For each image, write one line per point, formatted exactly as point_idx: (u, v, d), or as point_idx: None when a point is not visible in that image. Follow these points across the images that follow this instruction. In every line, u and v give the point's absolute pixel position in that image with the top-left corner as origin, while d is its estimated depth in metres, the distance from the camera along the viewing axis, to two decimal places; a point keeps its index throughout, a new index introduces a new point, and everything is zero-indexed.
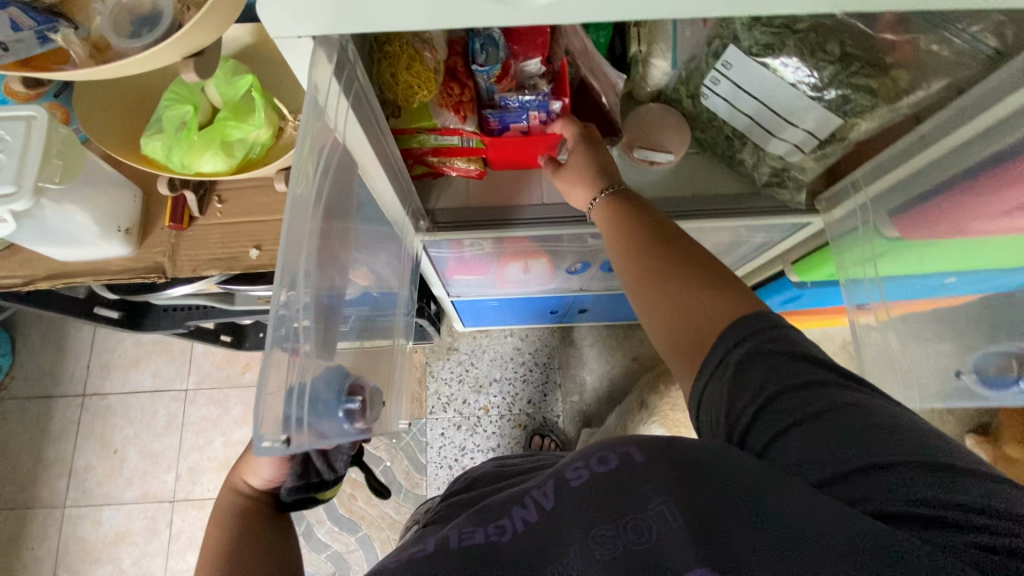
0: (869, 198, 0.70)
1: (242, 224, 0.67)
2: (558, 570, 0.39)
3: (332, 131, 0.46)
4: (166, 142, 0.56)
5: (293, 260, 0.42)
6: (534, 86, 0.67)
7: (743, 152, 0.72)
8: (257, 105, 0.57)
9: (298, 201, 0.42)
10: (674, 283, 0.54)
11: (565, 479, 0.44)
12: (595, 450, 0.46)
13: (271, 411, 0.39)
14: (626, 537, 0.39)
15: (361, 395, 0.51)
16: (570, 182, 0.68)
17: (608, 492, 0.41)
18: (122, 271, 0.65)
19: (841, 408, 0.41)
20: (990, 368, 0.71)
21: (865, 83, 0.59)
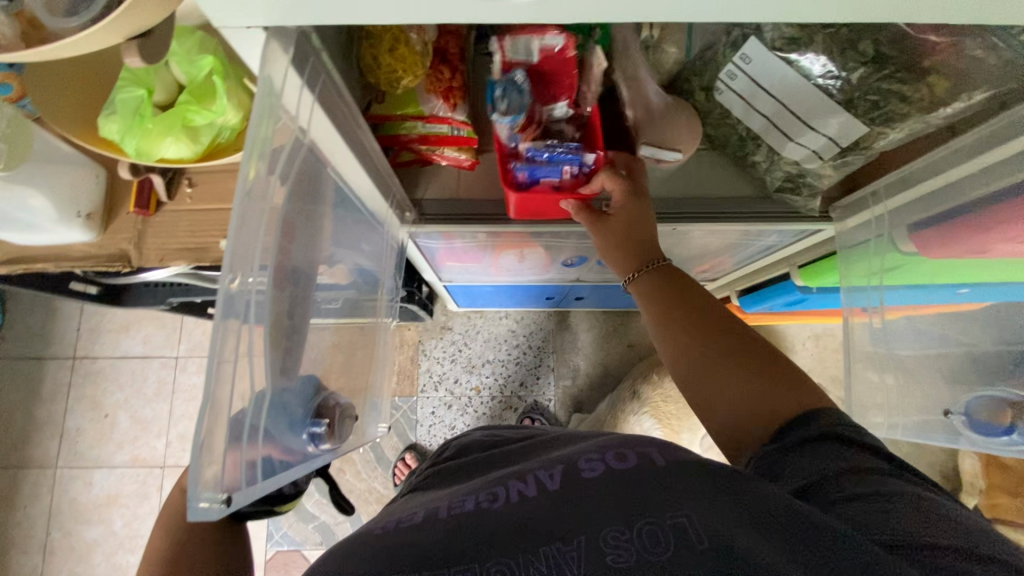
0: (887, 209, 0.66)
1: (212, 213, 0.63)
2: (556, 550, 0.39)
3: (292, 125, 0.42)
4: (121, 125, 0.51)
5: (250, 250, 0.38)
6: (559, 131, 0.63)
7: (757, 154, 0.65)
8: (219, 89, 0.51)
9: (255, 192, 0.38)
10: (722, 363, 0.53)
11: (578, 470, 0.46)
12: (613, 448, 0.48)
13: (219, 429, 0.35)
14: (640, 543, 0.38)
15: (328, 417, 0.52)
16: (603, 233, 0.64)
17: (619, 484, 0.43)
18: (85, 258, 0.61)
19: (901, 490, 0.40)
20: (982, 413, 0.65)
21: (897, 88, 0.54)
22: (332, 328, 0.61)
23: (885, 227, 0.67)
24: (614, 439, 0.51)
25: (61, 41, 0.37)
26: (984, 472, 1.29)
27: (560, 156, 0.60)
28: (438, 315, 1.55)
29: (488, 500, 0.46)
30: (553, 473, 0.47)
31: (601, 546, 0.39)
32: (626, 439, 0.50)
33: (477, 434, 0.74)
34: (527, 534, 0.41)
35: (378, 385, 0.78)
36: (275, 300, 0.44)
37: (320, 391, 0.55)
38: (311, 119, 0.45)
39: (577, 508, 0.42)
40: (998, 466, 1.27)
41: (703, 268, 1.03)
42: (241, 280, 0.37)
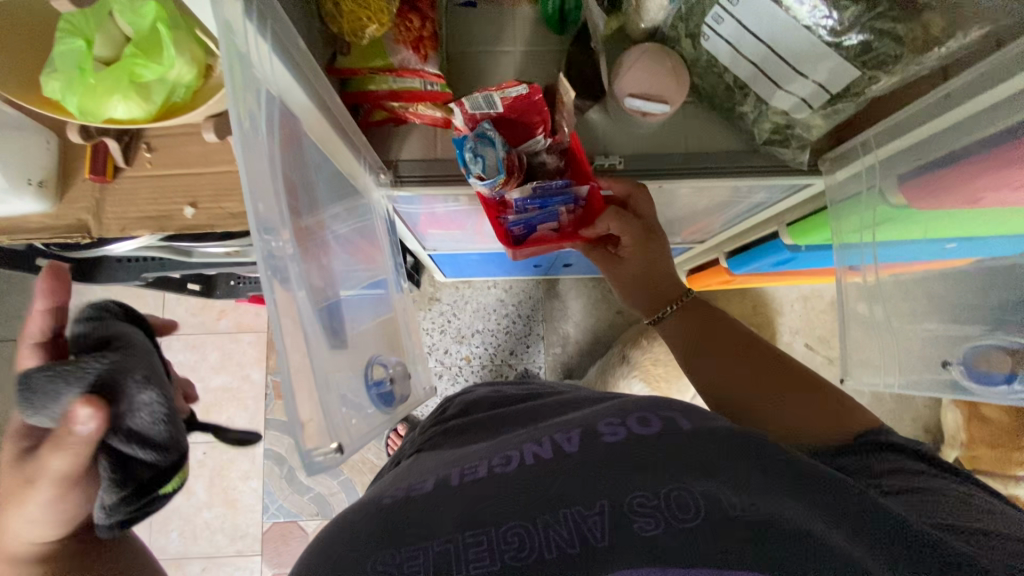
0: (879, 160, 0.63)
1: (175, 177, 0.59)
2: (571, 511, 0.41)
3: (265, 86, 0.40)
4: (63, 83, 0.48)
5: (270, 210, 0.40)
6: (542, 163, 0.72)
7: (744, 104, 0.63)
8: (165, 41, 0.48)
9: (249, 136, 0.38)
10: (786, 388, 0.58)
11: (601, 433, 0.48)
12: (636, 413, 0.49)
13: (288, 381, 0.40)
14: (670, 512, 0.39)
15: (386, 375, 0.61)
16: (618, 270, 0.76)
17: (640, 449, 0.44)
18: (42, 230, 0.58)
19: (949, 493, 0.43)
20: (983, 363, 0.65)
21: (892, 28, 0.51)
22: (363, 312, 0.63)
23: (875, 178, 0.65)
24: (637, 403, 0.52)
25: None
26: (966, 425, 1.33)
27: (554, 198, 0.70)
28: (426, 286, 1.53)
29: (502, 464, 0.47)
30: (573, 436, 0.48)
31: (628, 511, 0.40)
32: (648, 405, 0.51)
33: (472, 392, 0.75)
34: (551, 497, 0.42)
35: (412, 351, 0.75)
36: (303, 260, 0.47)
37: (378, 357, 0.62)
38: (280, 80, 0.43)
39: (601, 469, 0.44)
40: (979, 419, 1.30)
41: (692, 229, 1.01)
42: (264, 241, 0.39)
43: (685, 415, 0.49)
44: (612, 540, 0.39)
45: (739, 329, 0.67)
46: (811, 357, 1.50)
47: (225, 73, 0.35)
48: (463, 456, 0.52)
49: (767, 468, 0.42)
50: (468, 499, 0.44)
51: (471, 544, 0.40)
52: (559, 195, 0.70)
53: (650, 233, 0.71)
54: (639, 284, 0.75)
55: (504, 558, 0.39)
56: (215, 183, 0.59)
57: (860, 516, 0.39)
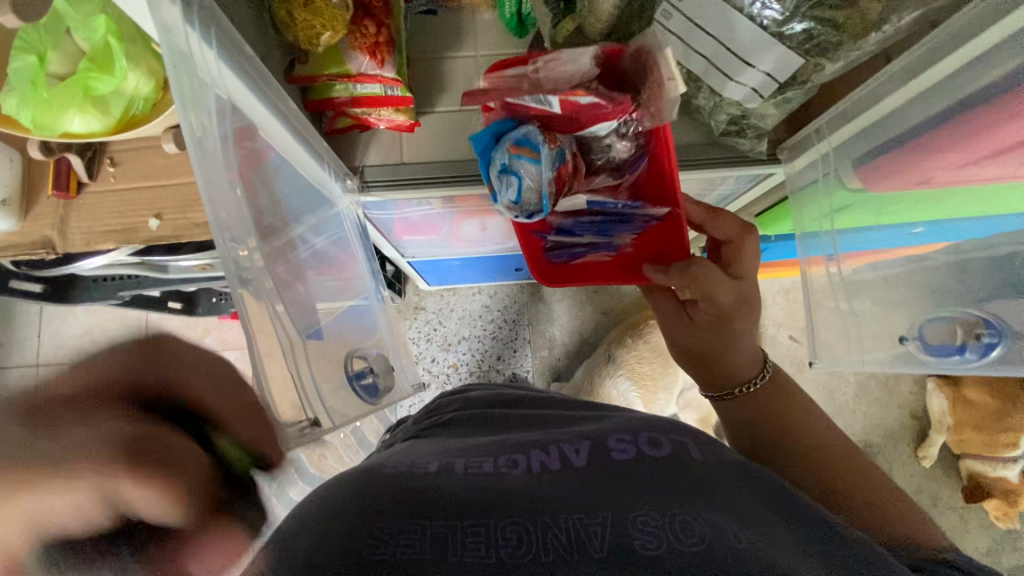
0: (832, 147, 0.65)
1: (139, 191, 0.60)
2: (570, 516, 0.43)
3: (215, 92, 0.41)
4: (20, 99, 0.49)
5: (233, 218, 0.41)
6: (609, 145, 0.62)
7: (698, 97, 0.63)
8: (118, 52, 0.48)
9: (204, 145, 0.39)
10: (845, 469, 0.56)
11: (612, 449, 0.53)
12: (647, 439, 0.54)
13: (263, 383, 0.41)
14: (675, 535, 0.41)
15: (370, 369, 0.62)
16: (677, 325, 0.70)
17: (655, 468, 0.49)
18: (6, 247, 0.58)
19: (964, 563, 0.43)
20: (936, 335, 0.68)
21: (830, 15, 0.53)
22: (340, 315, 0.63)
23: (831, 163, 0.67)
24: (648, 426, 0.58)
25: None
26: (951, 409, 1.35)
27: (615, 227, 0.69)
28: (410, 296, 1.53)
29: (507, 466, 0.50)
30: (579, 449, 0.53)
31: (631, 525, 0.42)
32: (658, 429, 0.57)
33: (434, 402, 0.76)
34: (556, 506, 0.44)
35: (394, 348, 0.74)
36: (273, 264, 0.48)
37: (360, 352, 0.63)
38: (231, 87, 0.43)
39: (604, 488, 0.47)
40: (963, 403, 1.31)
41: None
42: (232, 251, 0.40)
43: (695, 443, 0.54)
44: (611, 548, 0.40)
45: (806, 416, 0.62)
46: (797, 349, 1.51)
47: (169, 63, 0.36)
48: (464, 449, 0.54)
49: (778, 507, 0.46)
50: (461, 491, 0.45)
51: (469, 534, 0.40)
52: (625, 220, 0.68)
53: (748, 301, 0.64)
54: (699, 364, 0.69)
55: (500, 554, 0.39)
56: (180, 195, 0.59)
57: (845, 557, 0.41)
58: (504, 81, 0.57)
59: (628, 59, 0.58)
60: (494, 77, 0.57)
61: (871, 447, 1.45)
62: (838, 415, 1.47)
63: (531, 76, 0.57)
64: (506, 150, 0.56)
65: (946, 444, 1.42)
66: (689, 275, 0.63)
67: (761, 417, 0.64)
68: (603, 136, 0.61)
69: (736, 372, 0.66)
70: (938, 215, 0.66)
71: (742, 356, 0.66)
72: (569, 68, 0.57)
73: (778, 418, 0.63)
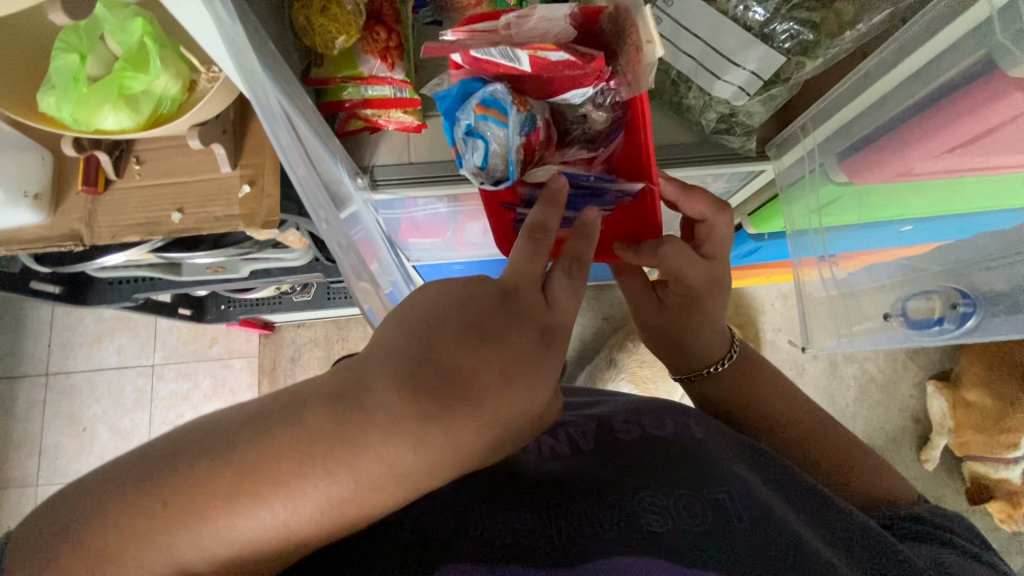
0: (817, 142, 0.68)
1: (162, 187, 0.63)
2: (581, 502, 0.44)
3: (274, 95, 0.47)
4: (59, 97, 0.53)
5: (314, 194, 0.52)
6: (584, 114, 0.59)
7: (689, 97, 0.66)
8: (153, 54, 0.53)
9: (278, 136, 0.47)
10: (833, 442, 0.61)
11: (615, 430, 0.55)
12: (649, 420, 0.56)
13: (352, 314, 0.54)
14: (679, 515, 0.43)
15: None
16: (641, 309, 0.68)
17: (655, 447, 0.51)
18: (37, 240, 0.62)
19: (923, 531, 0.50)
20: (916, 310, 0.81)
21: (809, 16, 0.58)
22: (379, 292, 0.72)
23: (816, 159, 0.70)
24: (649, 407, 0.60)
25: None
26: (951, 412, 1.36)
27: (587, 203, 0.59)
28: None
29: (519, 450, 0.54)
30: (586, 433, 0.55)
31: (640, 507, 0.44)
32: (664, 411, 0.58)
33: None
34: (567, 493, 0.46)
35: None
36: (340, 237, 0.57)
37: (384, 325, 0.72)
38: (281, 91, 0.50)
39: (614, 469, 0.48)
40: (964, 404, 1.33)
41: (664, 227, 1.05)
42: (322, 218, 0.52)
43: (699, 424, 0.56)
44: (621, 530, 0.42)
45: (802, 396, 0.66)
46: (796, 354, 1.53)
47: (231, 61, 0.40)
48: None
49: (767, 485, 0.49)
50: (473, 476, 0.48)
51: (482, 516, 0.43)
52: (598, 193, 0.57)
53: (717, 283, 0.63)
54: (669, 349, 0.69)
55: (516, 533, 0.41)
56: (201, 190, 0.63)
57: (853, 540, 0.44)
58: (476, 36, 0.51)
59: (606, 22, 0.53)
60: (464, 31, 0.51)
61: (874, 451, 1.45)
62: (840, 418, 1.48)
63: (502, 32, 0.51)
64: (472, 108, 0.51)
65: (949, 446, 1.42)
66: (659, 256, 0.59)
67: (734, 397, 0.65)
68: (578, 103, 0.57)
69: (705, 352, 0.67)
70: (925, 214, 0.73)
71: (711, 338, 0.66)
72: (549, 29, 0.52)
73: (755, 395, 0.65)
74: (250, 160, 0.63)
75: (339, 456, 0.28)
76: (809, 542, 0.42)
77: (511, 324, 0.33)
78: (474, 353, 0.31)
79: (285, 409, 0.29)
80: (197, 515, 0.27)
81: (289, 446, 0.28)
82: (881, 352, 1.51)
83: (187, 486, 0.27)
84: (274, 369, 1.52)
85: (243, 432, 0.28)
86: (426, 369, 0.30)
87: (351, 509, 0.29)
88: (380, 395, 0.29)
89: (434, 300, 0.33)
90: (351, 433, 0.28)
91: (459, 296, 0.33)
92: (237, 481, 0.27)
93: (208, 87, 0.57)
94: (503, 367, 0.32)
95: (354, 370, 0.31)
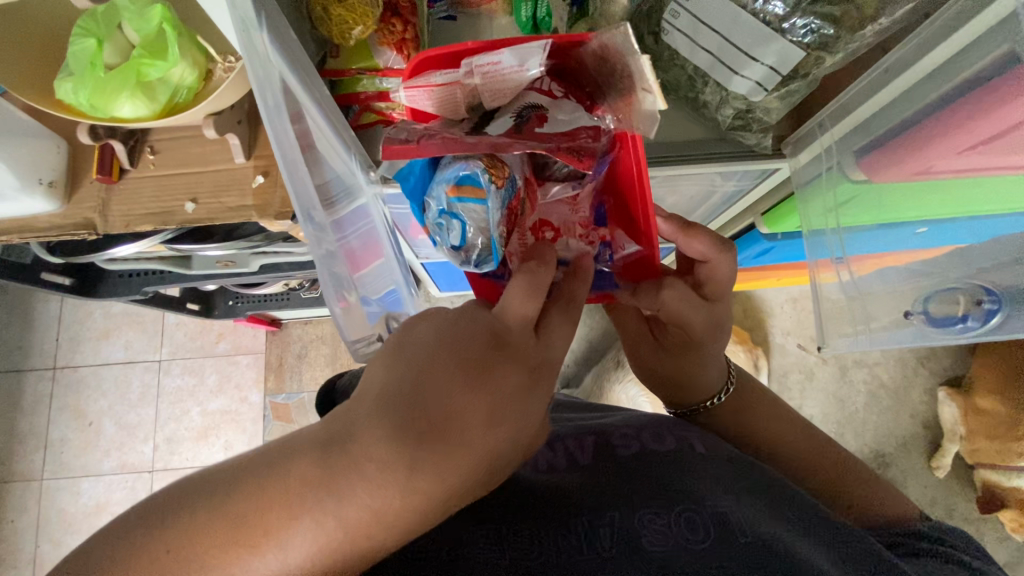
0: (834, 138, 0.68)
1: (176, 177, 0.63)
2: (580, 518, 0.44)
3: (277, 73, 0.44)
4: (77, 84, 0.53)
5: (304, 191, 0.44)
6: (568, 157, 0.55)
7: (706, 92, 0.66)
8: (171, 41, 0.53)
9: (273, 111, 0.40)
10: (842, 467, 0.58)
11: (616, 446, 0.54)
12: (651, 434, 0.55)
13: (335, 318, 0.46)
14: (682, 533, 0.42)
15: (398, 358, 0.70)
16: (639, 351, 0.62)
17: (656, 461, 0.50)
18: (51, 228, 0.62)
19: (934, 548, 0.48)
20: (939, 309, 0.81)
21: (829, 10, 0.56)
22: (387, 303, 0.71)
23: (834, 156, 0.70)
24: (648, 422, 0.59)
25: None
26: (962, 418, 1.34)
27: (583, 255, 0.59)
28: None
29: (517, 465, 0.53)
30: (584, 447, 0.54)
31: (639, 525, 0.43)
32: (662, 424, 0.58)
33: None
34: (565, 510, 0.45)
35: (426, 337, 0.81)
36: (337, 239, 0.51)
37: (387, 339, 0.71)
38: (285, 72, 0.46)
39: (610, 485, 0.47)
40: (975, 411, 1.31)
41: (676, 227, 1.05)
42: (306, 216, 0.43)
43: (701, 438, 0.55)
44: (620, 549, 0.41)
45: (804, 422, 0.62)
46: (805, 358, 1.51)
47: (239, 41, 0.38)
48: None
49: (769, 496, 0.47)
50: None
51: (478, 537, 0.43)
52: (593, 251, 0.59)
53: (719, 327, 0.57)
54: (664, 386, 0.63)
55: (512, 555, 0.41)
56: (215, 180, 0.63)
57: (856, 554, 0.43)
58: (435, 92, 0.50)
59: (587, 55, 0.49)
60: (422, 88, 0.50)
61: (883, 457, 1.43)
62: (848, 423, 1.46)
63: (466, 82, 0.49)
64: (444, 180, 0.49)
65: (959, 454, 1.40)
66: (659, 302, 0.54)
67: (744, 421, 0.61)
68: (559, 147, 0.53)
69: (704, 389, 0.60)
70: (940, 217, 0.73)
71: (714, 373, 0.60)
72: (516, 74, 0.47)
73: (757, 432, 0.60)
74: (264, 151, 0.63)
75: (328, 501, 0.28)
76: (807, 558, 0.40)
77: (495, 354, 0.34)
78: (458, 389, 0.32)
79: (272, 456, 0.29)
80: (194, 563, 0.27)
81: (280, 492, 0.28)
82: (892, 357, 1.49)
83: (186, 531, 0.27)
84: (280, 366, 1.52)
85: (235, 478, 0.28)
86: (414, 407, 0.31)
87: (343, 555, 0.29)
88: (368, 436, 0.30)
89: (422, 335, 0.34)
90: (342, 478, 0.28)
91: (447, 328, 0.35)
92: (231, 532, 0.27)
93: (224, 76, 0.57)
94: (491, 409, 0.33)
95: (345, 411, 0.31)
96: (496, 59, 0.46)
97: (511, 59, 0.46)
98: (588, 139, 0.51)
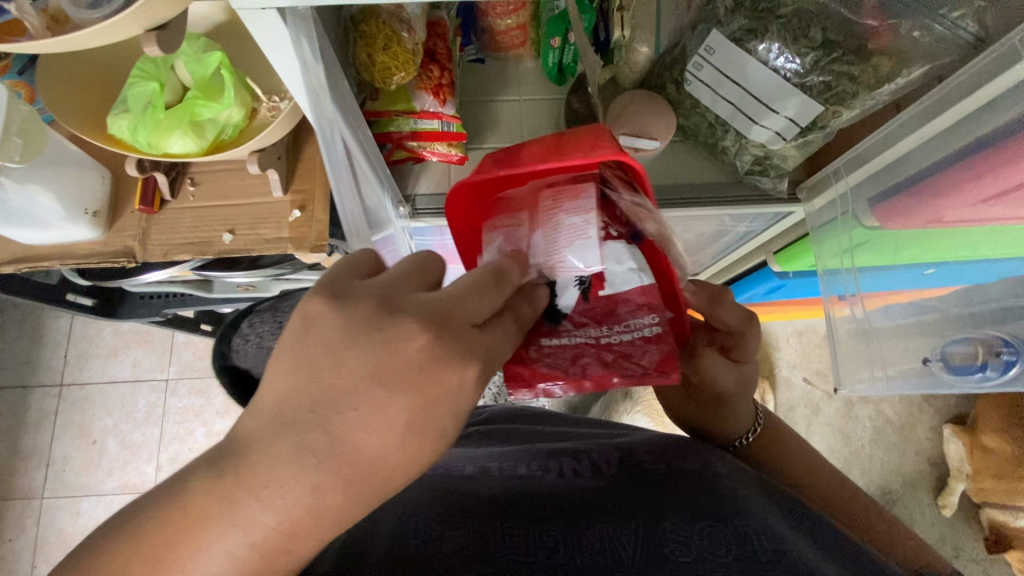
0: (850, 186, 0.72)
1: (215, 209, 0.65)
2: (601, 527, 0.45)
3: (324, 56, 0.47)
4: (131, 121, 0.56)
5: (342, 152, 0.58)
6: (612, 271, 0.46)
7: (725, 139, 0.68)
8: (225, 83, 0.56)
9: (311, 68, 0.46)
10: (863, 497, 0.59)
11: (641, 462, 0.55)
12: (671, 454, 0.57)
13: None
14: (702, 544, 0.43)
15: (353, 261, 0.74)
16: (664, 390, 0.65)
17: (674, 483, 0.51)
18: (92, 255, 0.65)
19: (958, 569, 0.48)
20: (957, 357, 0.78)
21: (847, 69, 0.60)
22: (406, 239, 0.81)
23: (849, 203, 0.73)
24: (668, 440, 0.60)
25: (86, 31, 0.39)
26: (969, 456, 1.33)
27: None
28: None
29: (542, 470, 0.55)
30: (605, 463, 0.56)
31: (662, 536, 0.44)
32: (681, 444, 0.59)
33: None
34: (589, 520, 0.46)
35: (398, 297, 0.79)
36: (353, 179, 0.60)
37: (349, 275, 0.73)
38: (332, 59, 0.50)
39: (632, 492, 0.50)
40: (982, 450, 1.31)
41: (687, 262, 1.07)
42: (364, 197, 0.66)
43: (721, 458, 0.57)
44: (643, 556, 0.42)
45: (820, 457, 0.64)
46: (811, 392, 1.52)
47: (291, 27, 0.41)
48: (497, 456, 0.61)
49: (796, 517, 0.48)
50: (498, 490, 0.51)
51: (509, 533, 0.44)
52: None
53: (748, 386, 0.57)
54: (694, 428, 0.64)
55: (539, 555, 0.42)
56: (253, 212, 0.65)
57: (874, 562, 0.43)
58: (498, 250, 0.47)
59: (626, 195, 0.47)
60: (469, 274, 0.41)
61: (889, 493, 1.43)
62: (854, 459, 1.46)
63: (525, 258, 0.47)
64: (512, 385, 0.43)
65: (965, 492, 1.39)
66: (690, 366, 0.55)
67: (768, 455, 0.63)
68: (629, 324, 0.45)
69: (732, 429, 0.62)
70: (946, 260, 0.75)
71: (743, 415, 0.61)
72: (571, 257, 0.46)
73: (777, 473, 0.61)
74: (301, 186, 0.65)
75: (238, 515, 0.29)
76: (823, 566, 0.40)
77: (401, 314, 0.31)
78: (379, 384, 0.30)
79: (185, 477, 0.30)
80: None
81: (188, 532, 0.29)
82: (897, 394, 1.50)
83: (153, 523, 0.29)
84: None
85: None
86: (327, 407, 0.30)
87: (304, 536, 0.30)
88: (279, 450, 0.29)
89: (338, 329, 0.31)
90: (321, 412, 0.30)
91: (359, 323, 0.32)
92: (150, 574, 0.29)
93: (268, 115, 0.60)
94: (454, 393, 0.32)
95: (250, 420, 0.30)
96: (557, 218, 0.47)
97: (574, 219, 0.47)
98: (630, 312, 0.47)
